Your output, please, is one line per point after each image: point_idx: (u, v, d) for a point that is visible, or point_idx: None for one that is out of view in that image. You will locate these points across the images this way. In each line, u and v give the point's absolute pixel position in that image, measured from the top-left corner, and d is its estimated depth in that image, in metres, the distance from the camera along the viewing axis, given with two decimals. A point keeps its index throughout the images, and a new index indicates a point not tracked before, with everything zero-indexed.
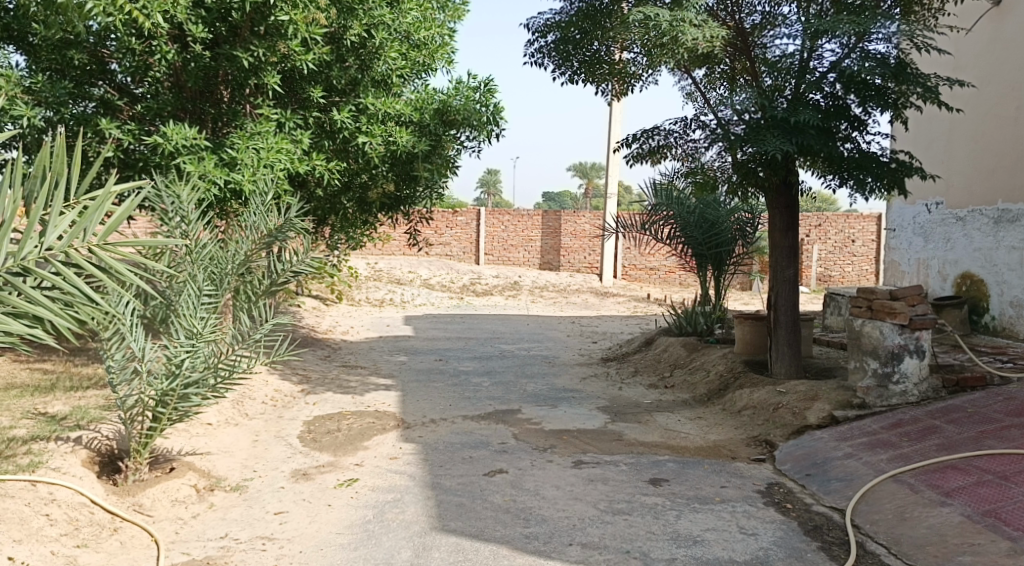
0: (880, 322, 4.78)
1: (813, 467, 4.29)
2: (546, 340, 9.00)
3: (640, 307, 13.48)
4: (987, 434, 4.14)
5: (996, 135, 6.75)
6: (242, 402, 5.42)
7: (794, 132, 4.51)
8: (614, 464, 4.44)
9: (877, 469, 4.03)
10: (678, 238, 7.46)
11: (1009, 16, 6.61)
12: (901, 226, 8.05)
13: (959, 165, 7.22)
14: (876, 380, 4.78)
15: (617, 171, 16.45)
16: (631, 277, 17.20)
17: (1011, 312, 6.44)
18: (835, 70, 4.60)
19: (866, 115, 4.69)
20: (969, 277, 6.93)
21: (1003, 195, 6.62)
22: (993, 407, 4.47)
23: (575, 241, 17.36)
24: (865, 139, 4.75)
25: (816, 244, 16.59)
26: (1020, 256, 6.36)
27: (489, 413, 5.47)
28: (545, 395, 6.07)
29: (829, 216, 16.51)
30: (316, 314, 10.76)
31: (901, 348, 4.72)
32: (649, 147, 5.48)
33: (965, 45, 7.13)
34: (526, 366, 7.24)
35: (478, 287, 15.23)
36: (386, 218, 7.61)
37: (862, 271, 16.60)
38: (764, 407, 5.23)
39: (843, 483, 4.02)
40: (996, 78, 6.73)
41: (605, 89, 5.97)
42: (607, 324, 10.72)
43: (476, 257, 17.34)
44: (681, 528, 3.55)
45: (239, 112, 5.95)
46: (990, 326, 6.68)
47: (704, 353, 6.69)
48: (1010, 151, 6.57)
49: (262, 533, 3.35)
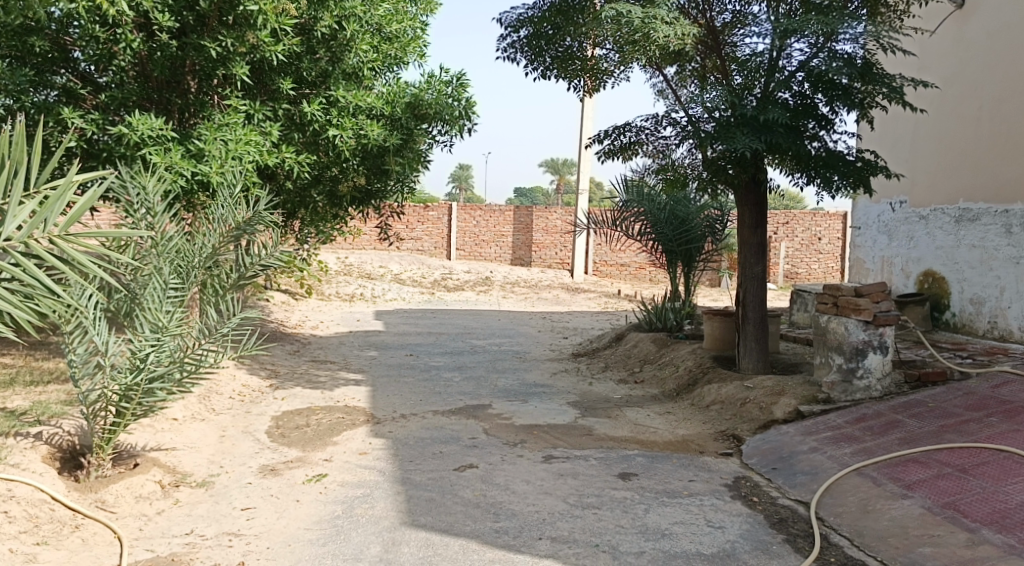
0: (844, 318, 4.87)
1: (779, 461, 4.36)
2: (518, 336, 9.02)
3: (611, 303, 13.56)
4: (947, 428, 4.23)
5: (958, 136, 6.90)
6: (209, 397, 5.35)
7: (763, 130, 4.56)
8: (584, 458, 4.47)
9: (841, 462, 4.11)
10: (649, 234, 7.51)
11: (973, 19, 6.74)
12: (866, 224, 8.20)
13: (922, 164, 7.37)
14: (840, 375, 4.87)
15: (588, 168, 16.53)
16: (602, 273, 17.32)
17: (970, 309, 6.60)
18: (803, 69, 4.66)
19: (833, 114, 4.76)
20: (931, 275, 7.09)
21: (965, 194, 6.77)
22: (953, 402, 4.58)
23: (547, 236, 17.41)
24: (832, 138, 4.82)
25: (783, 241, 16.85)
26: (980, 253, 6.51)
27: (459, 408, 5.47)
28: (516, 390, 6.08)
29: (796, 213, 16.76)
30: (285, 308, 10.66)
31: (865, 344, 4.81)
32: (621, 143, 5.50)
33: (929, 47, 7.27)
34: (497, 361, 7.24)
35: (449, 282, 15.20)
36: (358, 212, 7.55)
37: (828, 268, 16.85)
38: (732, 402, 5.30)
39: (808, 476, 4.09)
40: (959, 80, 6.87)
41: (577, 85, 5.98)
42: (578, 319, 10.78)
43: (447, 251, 17.31)
44: (650, 521, 3.58)
45: (206, 103, 5.85)
46: (950, 323, 6.84)
47: (674, 348, 6.76)
48: (972, 152, 6.72)
49: (229, 529, 3.31)
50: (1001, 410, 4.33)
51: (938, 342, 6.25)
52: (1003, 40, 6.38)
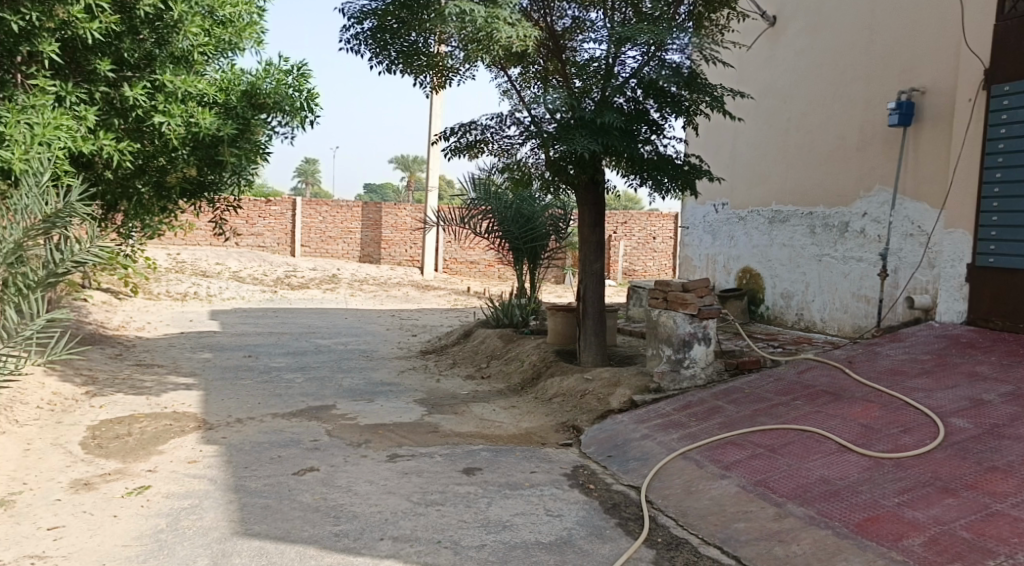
0: (673, 312, 5.17)
1: (614, 449, 4.58)
2: (364, 334, 8.85)
3: (460, 300, 13.66)
4: (761, 412, 4.63)
5: (771, 143, 7.57)
6: (11, 408, 4.82)
7: (599, 132, 4.76)
8: (428, 455, 4.46)
9: (669, 447, 4.39)
10: (495, 232, 7.62)
11: (784, 38, 7.42)
12: (692, 225, 8.78)
13: (740, 169, 8.02)
14: (670, 365, 5.17)
15: (437, 165, 16.56)
16: (451, 270, 17.41)
17: (781, 303, 7.34)
18: (636, 77, 4.92)
19: (663, 120, 5.05)
20: (749, 272, 7.77)
21: (778, 196, 7.44)
22: (766, 387, 5.01)
23: (396, 233, 17.23)
24: (662, 142, 5.12)
25: (622, 240, 17.72)
26: (789, 253, 7.26)
27: (300, 410, 5.29)
28: (361, 389, 5.97)
29: (634, 213, 17.67)
30: (105, 309, 9.82)
31: (691, 336, 5.16)
32: (467, 141, 5.53)
33: (749, 59, 7.87)
34: (342, 361, 7.07)
35: (293, 279, 14.70)
36: (187, 205, 7.09)
37: (663, 265, 17.88)
38: (573, 394, 5.50)
39: (640, 462, 4.34)
40: (772, 93, 7.54)
41: (423, 80, 5.95)
42: (427, 317, 10.76)
43: (291, 248, 16.67)
44: (492, 514, 3.64)
45: (7, 81, 5.23)
46: (764, 315, 7.55)
47: (519, 343, 6.91)
48: (783, 159, 7.40)
49: (32, 553, 3.00)
50: (805, 393, 4.79)
51: (754, 333, 6.87)
52: (812, 57, 7.04)
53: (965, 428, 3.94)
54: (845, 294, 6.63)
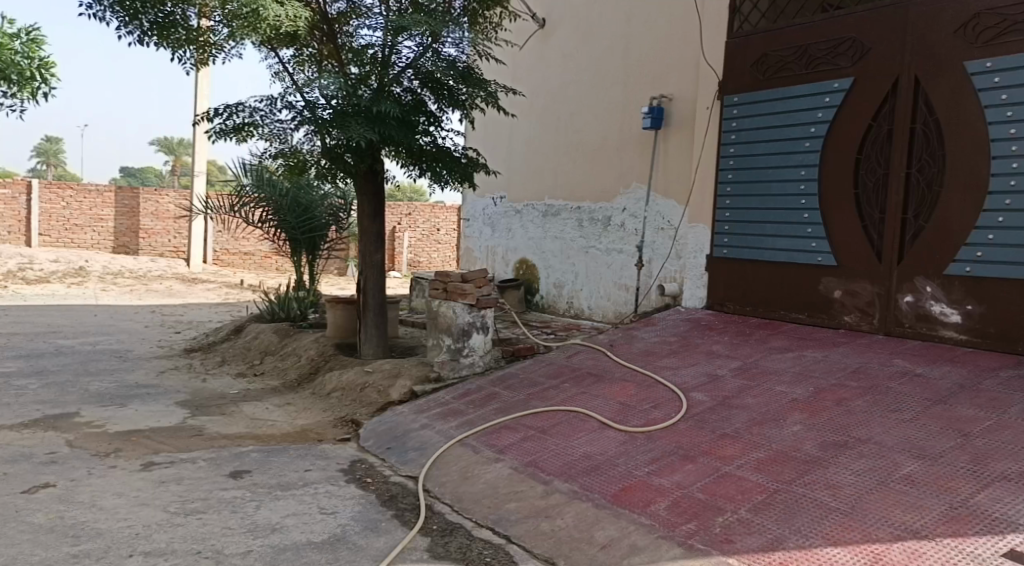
0: (452, 302, 5.24)
1: (393, 441, 4.58)
2: (118, 333, 8.01)
3: (233, 293, 12.89)
4: (533, 396, 4.87)
5: (545, 140, 8.14)
6: None
7: (376, 120, 4.74)
8: (191, 461, 4.13)
9: (447, 436, 4.49)
10: (271, 221, 7.27)
11: (554, 41, 8.00)
12: (474, 217, 9.25)
13: (517, 164, 8.54)
14: (449, 354, 5.25)
15: (205, 149, 15.52)
16: (224, 262, 16.38)
17: (554, 292, 7.91)
18: (413, 68, 5.02)
19: (440, 112, 5.16)
20: (525, 263, 8.30)
21: (551, 191, 8.02)
22: (538, 371, 5.27)
23: (158, 223, 15.80)
24: (440, 134, 5.22)
25: (407, 231, 17.77)
26: (560, 245, 7.83)
27: (33, 420, 4.65)
28: (112, 394, 5.38)
29: (418, 206, 17.79)
30: None
31: (470, 325, 5.29)
32: (234, 123, 5.18)
33: (522, 60, 8.43)
34: (89, 363, 6.34)
35: (29, 274, 13.06)
36: None
37: (447, 257, 18.22)
38: (352, 388, 5.40)
39: (418, 452, 4.38)
40: (545, 92, 8.10)
41: (184, 56, 5.53)
42: (194, 312, 10.00)
43: (26, 238, 15.11)
44: (260, 518, 3.45)
45: None
46: (539, 304, 8.07)
47: (296, 338, 6.64)
48: (555, 155, 7.98)
49: None
50: (571, 376, 5.13)
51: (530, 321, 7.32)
52: (579, 62, 7.66)
53: (702, 401, 4.50)
54: (608, 283, 7.26)
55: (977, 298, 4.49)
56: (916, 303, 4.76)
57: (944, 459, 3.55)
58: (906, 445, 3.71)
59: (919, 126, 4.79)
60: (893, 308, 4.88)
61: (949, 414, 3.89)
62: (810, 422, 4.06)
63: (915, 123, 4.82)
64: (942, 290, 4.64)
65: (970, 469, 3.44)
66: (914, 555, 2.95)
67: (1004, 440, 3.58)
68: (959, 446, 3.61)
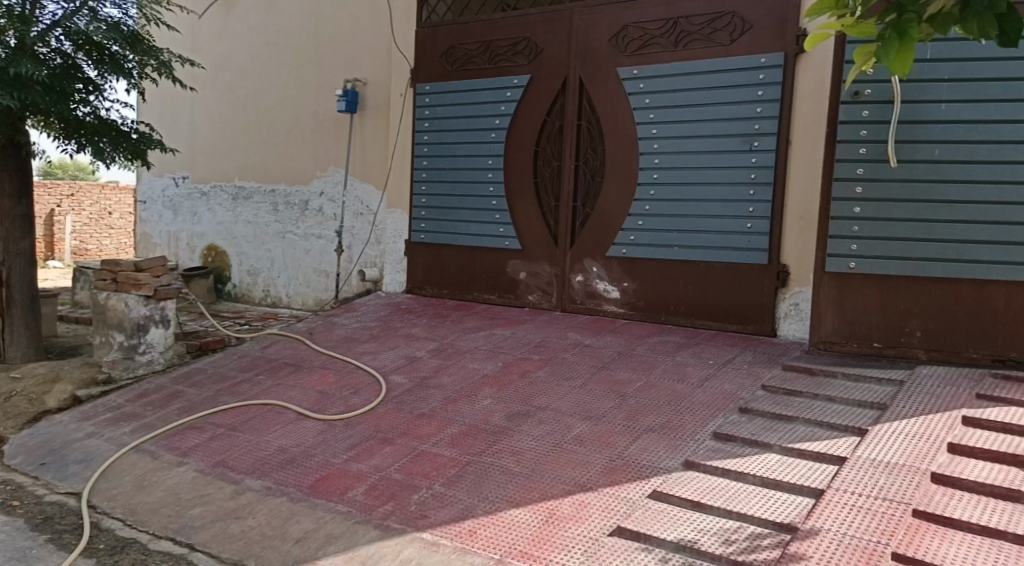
0: (123, 295, 4.75)
1: (49, 454, 4.04)
2: None
3: None
4: (222, 391, 4.60)
5: (230, 117, 7.89)
6: None
7: (15, 85, 4.30)
8: None
9: (118, 443, 4.05)
10: None
11: (235, 12, 7.76)
12: (149, 198, 8.60)
13: (200, 142, 8.16)
14: (121, 353, 4.76)
15: None
16: None
17: (247, 279, 7.72)
18: (63, 28, 4.58)
19: (101, 80, 4.85)
20: (214, 250, 7.99)
21: (238, 173, 7.80)
22: (228, 365, 5.01)
23: None
24: (101, 105, 4.93)
25: (69, 214, 15.46)
26: (254, 230, 7.65)
27: None
28: None
29: (82, 185, 15.55)
30: None
31: (146, 319, 4.82)
32: None
33: (200, 30, 8.07)
34: None
35: None
36: None
37: (121, 244, 16.42)
38: None
39: (81, 465, 3.90)
40: (229, 66, 7.85)
41: None
42: None
43: None
44: None
45: None
46: (231, 293, 7.88)
47: None
48: (242, 134, 7.79)
49: None
50: (266, 367, 4.94)
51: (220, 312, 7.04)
52: (267, 38, 7.49)
53: (400, 383, 4.63)
54: (307, 269, 7.26)
55: (631, 276, 5.35)
56: (585, 282, 5.54)
57: (605, 418, 4.16)
58: (576, 408, 4.29)
59: (584, 123, 5.55)
60: (567, 287, 5.62)
61: (610, 377, 4.62)
62: (499, 395, 4.47)
63: (580, 121, 5.56)
64: (604, 270, 5.45)
65: (626, 425, 4.07)
66: (582, 506, 3.32)
67: (650, 397, 4.36)
68: (617, 406, 4.29)
